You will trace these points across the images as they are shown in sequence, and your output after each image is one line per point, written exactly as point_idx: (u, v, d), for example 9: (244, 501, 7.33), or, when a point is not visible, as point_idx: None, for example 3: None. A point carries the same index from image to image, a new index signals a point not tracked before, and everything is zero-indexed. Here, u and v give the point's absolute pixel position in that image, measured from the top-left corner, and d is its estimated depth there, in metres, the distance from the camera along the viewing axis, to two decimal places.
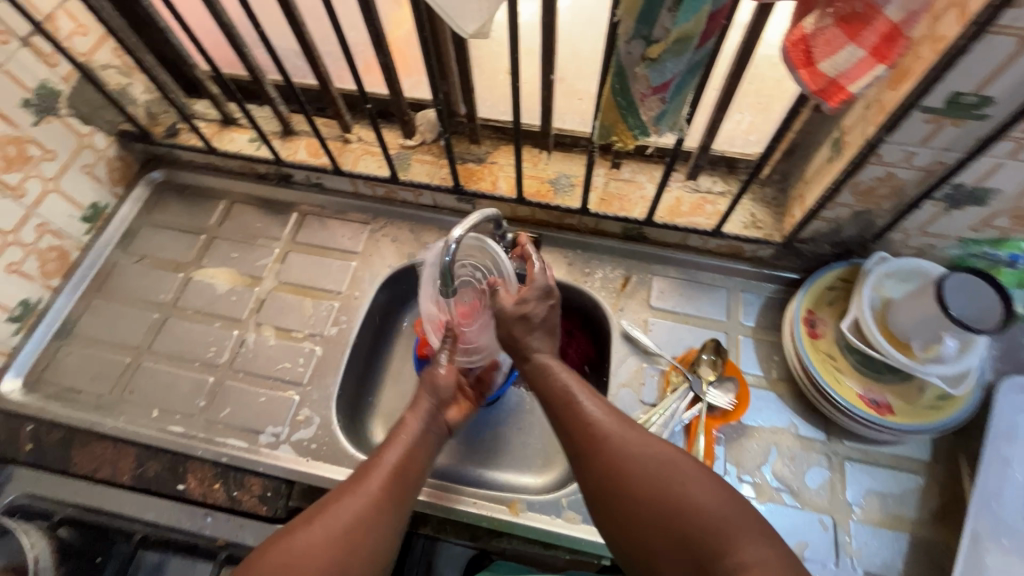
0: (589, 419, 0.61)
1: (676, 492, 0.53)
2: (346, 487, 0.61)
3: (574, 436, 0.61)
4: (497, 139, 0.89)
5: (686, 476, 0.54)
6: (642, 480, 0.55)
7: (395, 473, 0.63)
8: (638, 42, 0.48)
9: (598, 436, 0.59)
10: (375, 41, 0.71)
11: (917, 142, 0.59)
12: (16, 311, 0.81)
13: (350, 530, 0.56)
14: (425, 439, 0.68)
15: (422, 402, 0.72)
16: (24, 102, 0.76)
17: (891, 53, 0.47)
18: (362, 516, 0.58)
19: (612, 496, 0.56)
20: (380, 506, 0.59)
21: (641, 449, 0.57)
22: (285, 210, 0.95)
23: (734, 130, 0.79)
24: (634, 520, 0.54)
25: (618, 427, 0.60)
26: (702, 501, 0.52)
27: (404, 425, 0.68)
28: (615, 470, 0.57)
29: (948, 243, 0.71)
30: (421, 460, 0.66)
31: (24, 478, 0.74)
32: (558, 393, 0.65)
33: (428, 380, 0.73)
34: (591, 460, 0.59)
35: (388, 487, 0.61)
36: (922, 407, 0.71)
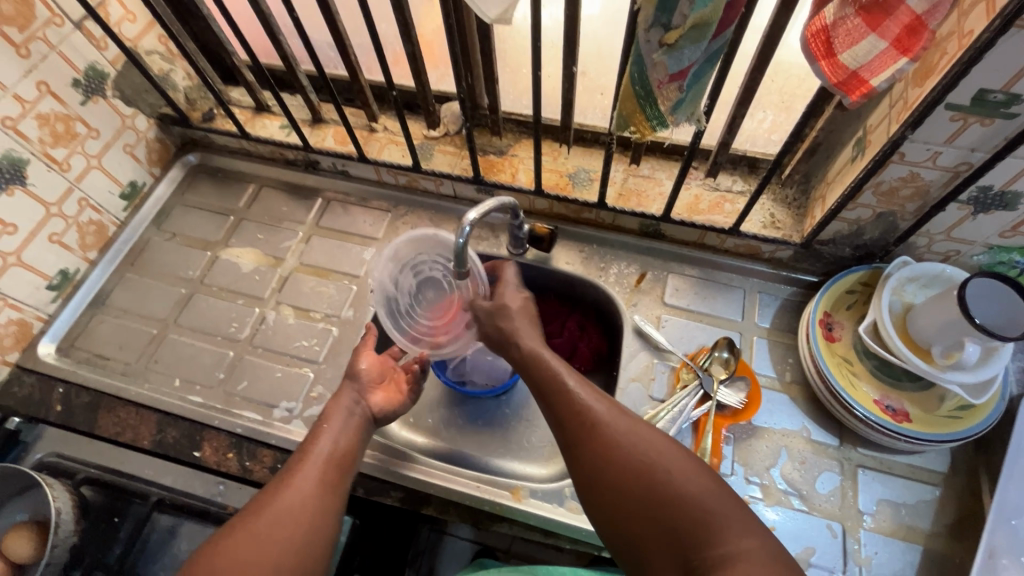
0: (579, 405, 0.59)
1: (667, 486, 0.52)
2: (275, 484, 0.58)
3: (565, 420, 0.59)
4: (519, 132, 0.91)
5: (673, 466, 0.53)
6: (633, 472, 0.54)
7: (328, 460, 0.61)
8: (657, 30, 0.48)
9: (589, 423, 0.58)
10: (404, 30, 0.73)
11: (942, 141, 0.58)
12: (55, 280, 0.85)
13: (283, 528, 0.54)
14: (353, 428, 0.66)
15: (343, 394, 0.69)
16: (74, 82, 0.81)
17: (914, 46, 0.47)
18: (296, 510, 0.56)
19: (603, 484, 0.55)
20: (312, 498, 0.57)
21: (634, 438, 0.56)
22: (311, 196, 0.98)
23: (757, 129, 0.79)
24: (625, 510, 0.53)
25: (609, 413, 0.58)
26: (693, 492, 0.52)
27: (327, 418, 0.66)
28: (606, 459, 0.55)
29: (975, 249, 0.69)
30: (352, 449, 0.64)
31: (52, 438, 0.78)
32: (547, 379, 0.62)
33: (351, 372, 0.72)
34: (583, 449, 0.57)
35: (320, 480, 0.59)
36: (941, 417, 0.68)
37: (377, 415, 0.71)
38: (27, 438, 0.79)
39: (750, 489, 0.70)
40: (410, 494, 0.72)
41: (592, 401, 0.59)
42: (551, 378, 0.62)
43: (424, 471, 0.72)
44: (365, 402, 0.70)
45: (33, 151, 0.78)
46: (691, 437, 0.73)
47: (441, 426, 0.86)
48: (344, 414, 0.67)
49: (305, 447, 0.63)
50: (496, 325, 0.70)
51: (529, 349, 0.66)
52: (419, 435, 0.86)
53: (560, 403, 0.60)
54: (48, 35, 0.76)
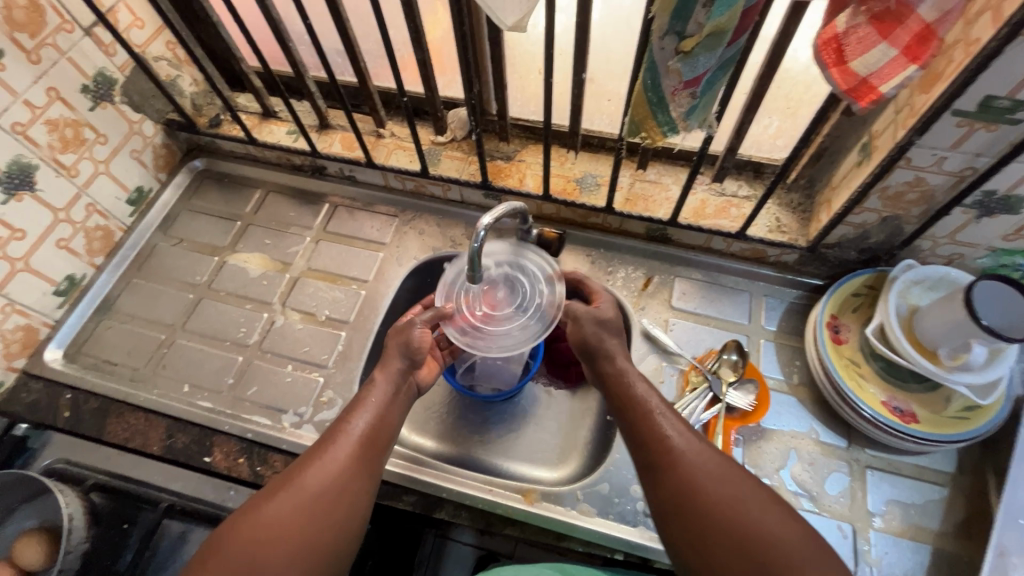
0: (662, 431, 0.60)
1: (751, 525, 0.53)
2: (313, 452, 0.58)
3: (649, 444, 0.60)
4: (526, 138, 0.91)
5: (759, 505, 0.54)
6: (721, 508, 0.55)
7: (363, 440, 0.60)
8: (671, 37, 0.49)
9: (673, 451, 0.58)
10: (414, 36, 0.73)
11: (947, 147, 0.59)
12: (61, 286, 0.85)
13: (318, 502, 0.55)
14: (394, 404, 0.65)
15: (393, 363, 0.67)
16: (83, 88, 0.81)
17: (923, 54, 0.47)
18: (332, 485, 0.56)
19: (687, 511, 0.56)
20: (347, 476, 0.57)
21: (718, 474, 0.57)
22: (317, 201, 0.98)
23: (762, 135, 0.80)
24: (705, 539, 0.54)
25: (692, 446, 0.59)
26: (777, 533, 0.53)
27: (372, 387, 0.65)
28: (690, 487, 0.56)
29: (978, 252, 0.70)
30: (389, 425, 0.63)
31: (61, 444, 0.78)
32: (633, 400, 0.64)
33: (405, 341, 0.68)
34: (666, 476, 0.58)
35: (354, 455, 0.59)
36: (947, 418, 0.69)
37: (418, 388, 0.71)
38: (34, 444, 0.78)
39: None
40: (422, 497, 0.72)
41: (675, 433, 0.60)
42: (633, 400, 0.64)
43: (437, 475, 0.72)
44: (413, 376, 0.69)
45: (41, 157, 0.77)
46: None
47: (449, 430, 0.86)
48: (388, 388, 0.65)
49: (344, 417, 0.62)
50: (594, 333, 0.70)
51: (616, 369, 0.67)
52: (428, 439, 0.86)
53: (643, 427, 0.61)
54: (59, 41, 0.76)
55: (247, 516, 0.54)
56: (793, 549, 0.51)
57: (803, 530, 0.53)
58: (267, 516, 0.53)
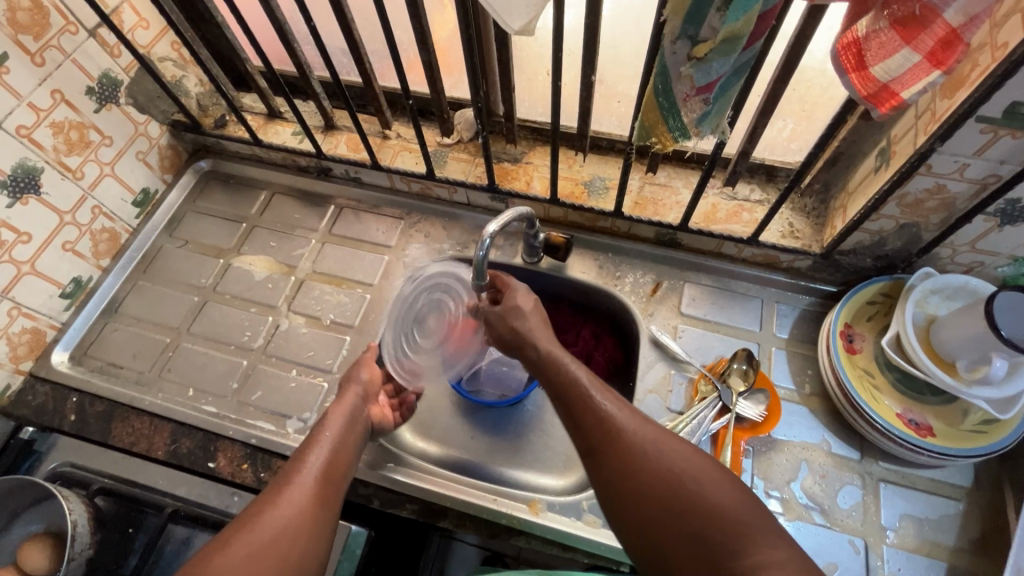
0: (598, 410, 0.54)
1: (696, 497, 0.48)
2: (270, 494, 0.56)
3: (587, 424, 0.54)
4: (533, 140, 0.90)
5: (706, 477, 0.49)
6: (664, 482, 0.49)
7: (320, 474, 0.60)
8: (683, 42, 0.48)
9: (614, 429, 0.53)
10: (420, 37, 0.72)
11: (970, 153, 0.57)
12: (68, 288, 0.85)
13: (279, 537, 0.52)
14: (347, 442, 0.65)
15: (347, 399, 0.70)
16: (88, 90, 0.80)
17: (947, 59, 0.46)
18: (296, 521, 0.54)
19: (628, 488, 0.50)
20: (310, 510, 0.56)
21: (662, 445, 0.51)
22: (322, 203, 0.98)
23: (776, 138, 0.78)
24: (650, 516, 0.48)
25: (634, 422, 0.53)
26: (727, 503, 0.47)
27: (324, 425, 0.66)
28: (630, 464, 0.51)
29: (999, 261, 0.68)
30: (344, 462, 0.63)
31: (67, 447, 0.77)
32: (569, 381, 0.58)
33: (353, 378, 0.74)
34: (606, 456, 0.52)
35: (316, 491, 0.58)
36: (964, 431, 0.68)
37: (373, 427, 0.74)
38: (40, 447, 0.77)
39: (770, 503, 0.69)
40: (426, 506, 0.72)
41: (615, 409, 0.54)
42: (570, 381, 0.58)
43: (441, 484, 0.71)
44: (366, 411, 0.72)
45: (47, 160, 0.77)
46: (710, 450, 0.73)
47: (454, 436, 0.85)
48: (342, 424, 0.67)
49: (301, 453, 0.62)
50: (511, 327, 0.68)
51: (547, 352, 0.63)
52: (433, 445, 0.85)
53: (581, 407, 0.56)
54: (63, 43, 0.75)
55: (201, 561, 0.49)
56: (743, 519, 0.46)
57: (754, 501, 0.48)
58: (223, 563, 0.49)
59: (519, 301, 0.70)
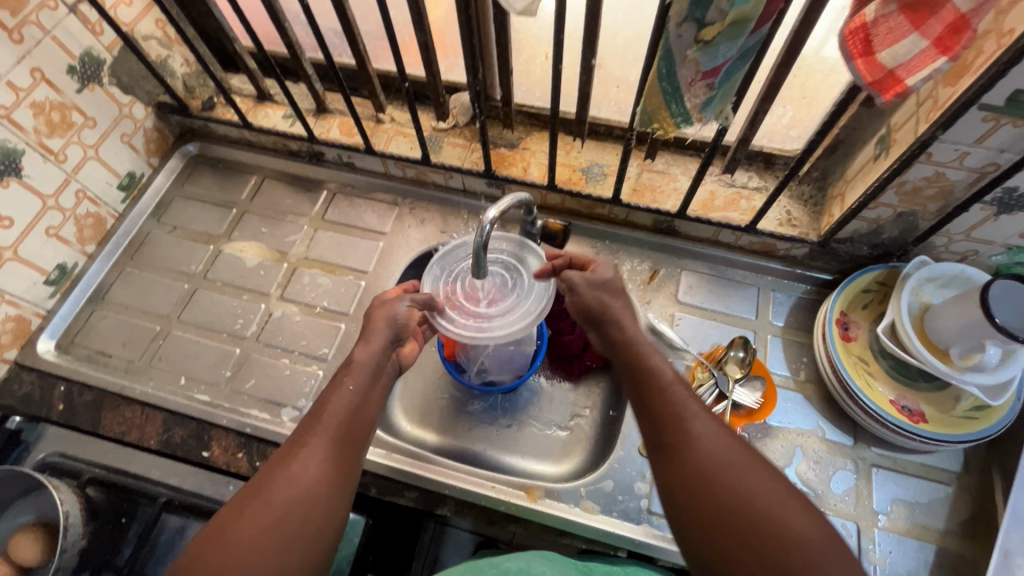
0: (675, 410, 0.56)
1: (765, 516, 0.47)
2: (286, 453, 0.55)
3: (664, 423, 0.56)
4: (530, 125, 0.89)
5: (779, 497, 0.49)
6: (734, 495, 0.49)
7: (337, 435, 0.56)
8: (689, 25, 0.47)
9: (689, 434, 0.54)
10: (416, 17, 0.69)
11: (970, 142, 0.57)
12: (52, 275, 0.83)
13: (292, 502, 0.51)
14: (367, 396, 0.61)
15: (375, 338, 0.64)
16: (69, 69, 0.77)
17: (955, 45, 0.45)
18: (310, 487, 0.52)
19: (697, 494, 0.51)
20: (323, 474, 0.54)
21: (732, 455, 0.52)
22: (314, 188, 0.96)
23: (775, 125, 0.78)
24: (716, 525, 0.49)
25: (709, 426, 0.54)
26: (799, 529, 0.47)
27: (349, 375, 0.60)
28: (701, 471, 0.51)
29: (994, 249, 0.68)
30: (363, 419, 0.60)
31: (56, 437, 0.76)
32: (650, 378, 0.59)
33: (387, 310, 0.66)
34: (677, 458, 0.53)
35: (331, 452, 0.55)
36: (956, 417, 0.69)
37: (401, 366, 0.69)
38: (28, 437, 0.75)
39: None
40: (424, 493, 0.71)
41: (694, 416, 0.55)
42: (650, 379, 0.59)
43: (440, 471, 0.71)
44: (396, 353, 0.68)
45: (27, 142, 0.74)
46: None
47: (451, 424, 0.85)
48: (364, 374, 0.61)
49: (319, 408, 0.58)
50: (598, 300, 0.66)
51: (631, 334, 0.63)
52: (429, 433, 0.85)
53: (656, 403, 0.57)
54: (42, 19, 0.72)
55: (222, 523, 0.50)
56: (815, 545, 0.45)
57: (830, 531, 0.47)
58: (240, 527, 0.49)
59: (603, 274, 0.67)
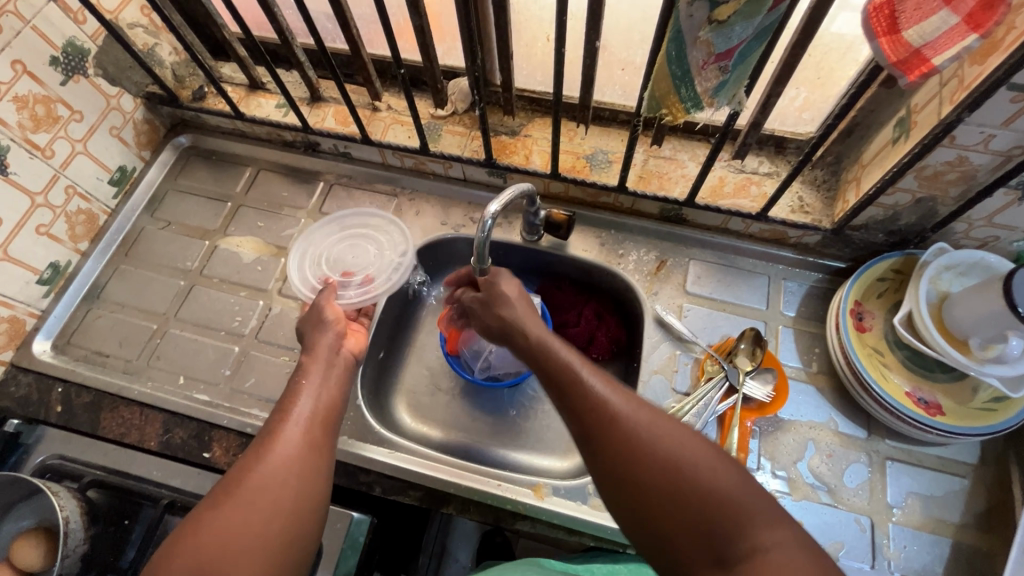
0: (592, 395, 0.53)
1: (693, 481, 0.46)
2: (258, 444, 0.54)
3: (581, 411, 0.53)
4: (532, 111, 0.86)
5: (705, 461, 0.47)
6: (660, 464, 0.47)
7: (307, 425, 0.57)
8: (701, 4, 0.44)
9: (609, 416, 0.51)
10: (410, 1, 0.66)
11: (998, 124, 0.54)
12: (45, 274, 0.81)
13: (265, 492, 0.50)
14: (334, 387, 0.62)
15: (322, 340, 0.66)
16: (52, 60, 0.74)
17: (987, 21, 0.42)
18: (283, 474, 0.51)
19: (624, 475, 0.48)
20: (298, 463, 0.53)
21: (657, 429, 0.50)
22: (311, 179, 0.93)
23: (788, 107, 0.74)
24: (648, 502, 0.47)
25: (629, 404, 0.52)
26: (728, 489, 0.45)
27: (305, 373, 0.62)
28: (627, 451, 0.49)
29: (1016, 235, 0.66)
30: (334, 408, 0.61)
31: (56, 439, 0.75)
32: (563, 370, 0.56)
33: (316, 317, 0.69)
34: (601, 443, 0.50)
35: (302, 440, 0.55)
36: (974, 409, 0.67)
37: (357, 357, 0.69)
38: (28, 440, 0.74)
39: (777, 484, 0.68)
40: (429, 492, 0.70)
41: (608, 393, 0.53)
42: (564, 370, 0.56)
43: (445, 470, 0.70)
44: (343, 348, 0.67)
45: (13, 137, 0.72)
46: (716, 432, 0.71)
47: (455, 420, 0.84)
48: (325, 367, 0.64)
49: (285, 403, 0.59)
50: (498, 317, 0.66)
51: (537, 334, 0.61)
52: (433, 429, 0.83)
53: (571, 390, 0.54)
54: (20, 9, 0.69)
55: (190, 525, 0.48)
56: (744, 503, 0.45)
57: (754, 484, 0.47)
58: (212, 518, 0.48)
59: (505, 290, 0.67)
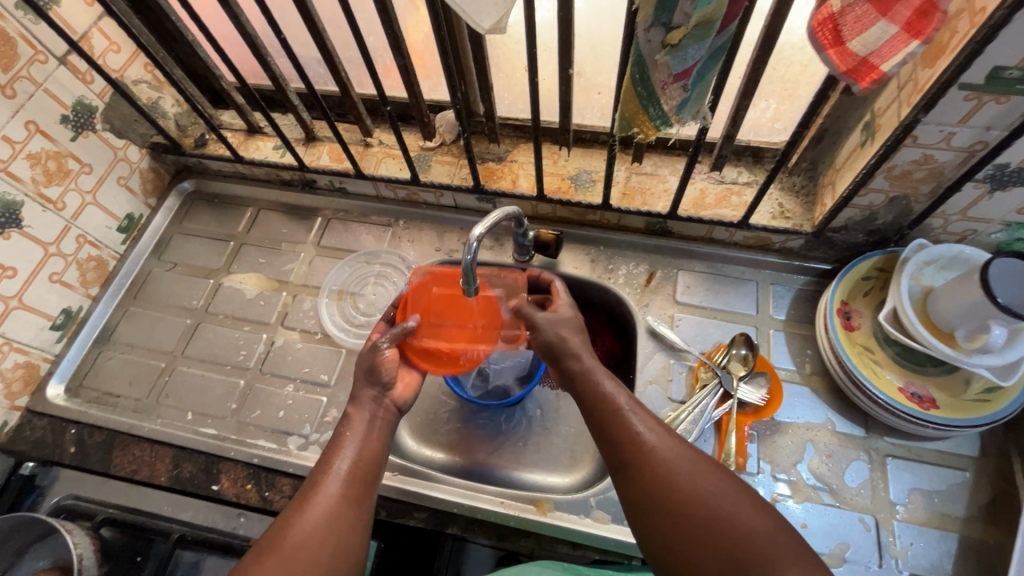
0: (635, 431, 0.55)
1: (731, 522, 0.48)
2: (298, 503, 0.54)
3: (619, 445, 0.55)
4: (516, 137, 0.89)
5: (739, 503, 0.49)
6: (700, 503, 0.49)
7: (349, 480, 0.56)
8: (657, 29, 0.47)
9: (648, 449, 0.53)
10: (393, 44, 0.70)
11: (955, 122, 0.56)
12: (58, 320, 0.84)
13: (307, 545, 0.50)
14: (375, 431, 0.62)
15: (364, 396, 0.64)
16: (62, 118, 0.79)
17: (926, 28, 0.45)
18: (323, 530, 0.52)
19: (662, 512, 0.50)
20: (337, 514, 0.53)
21: (695, 465, 0.52)
22: (309, 216, 0.97)
23: (760, 119, 0.79)
24: (678, 532, 0.49)
25: (670, 441, 0.54)
26: (761, 531, 0.47)
27: (349, 425, 0.61)
28: (666, 487, 0.51)
29: (992, 228, 0.67)
30: (375, 454, 0.60)
31: (69, 480, 0.78)
32: (604, 398, 0.59)
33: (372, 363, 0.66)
34: (640, 475, 0.52)
35: (343, 493, 0.55)
36: (967, 401, 0.67)
37: (399, 409, 0.66)
38: (43, 482, 0.78)
39: (778, 487, 0.69)
40: (434, 513, 0.71)
41: (649, 428, 0.55)
42: (604, 397, 0.59)
43: (447, 490, 0.71)
44: (388, 398, 0.65)
45: (26, 192, 0.76)
46: (714, 438, 0.72)
47: (457, 441, 0.85)
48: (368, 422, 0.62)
49: (327, 458, 0.58)
50: (558, 334, 0.67)
51: (586, 365, 0.63)
52: (437, 452, 0.84)
53: (613, 426, 0.56)
54: (33, 73, 0.74)
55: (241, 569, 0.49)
56: (771, 543, 0.46)
57: (784, 528, 0.49)
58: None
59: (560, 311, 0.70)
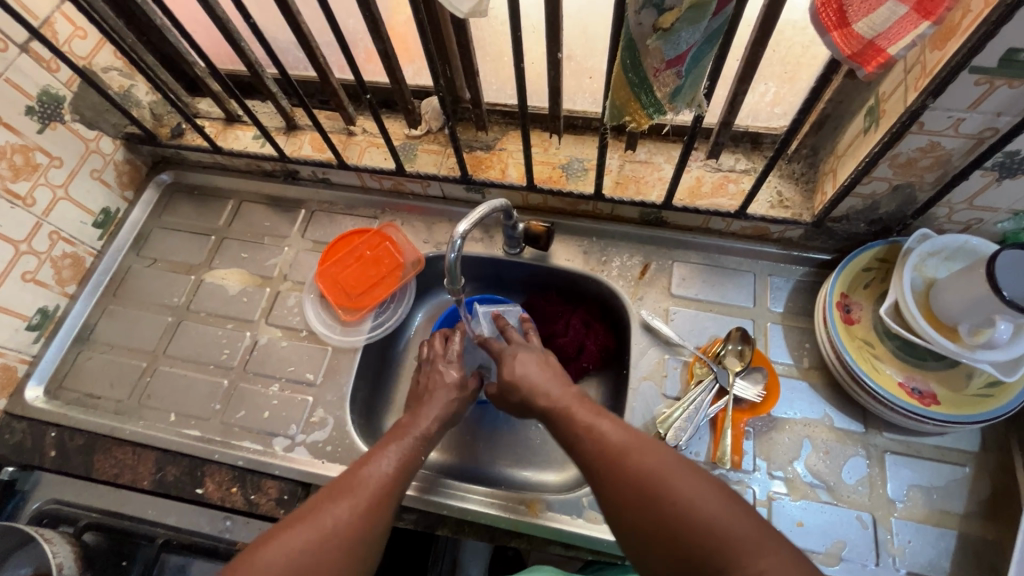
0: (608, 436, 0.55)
1: (695, 514, 0.47)
2: (318, 501, 0.55)
3: (590, 450, 0.56)
4: (505, 124, 0.86)
5: (704, 494, 0.48)
6: (665, 499, 0.49)
7: (377, 487, 0.58)
8: (648, 11, 0.43)
9: (616, 451, 0.54)
10: (372, 28, 0.66)
11: (965, 107, 0.53)
12: (33, 320, 0.81)
13: (329, 538, 0.52)
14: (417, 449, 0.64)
15: (442, 397, 0.71)
16: (28, 110, 0.75)
17: (937, 8, 0.42)
18: (342, 529, 0.52)
19: (630, 510, 0.50)
20: (362, 517, 0.54)
21: (667, 463, 0.52)
22: (292, 207, 0.93)
23: (759, 103, 0.75)
24: (649, 530, 0.48)
25: (640, 442, 0.54)
26: (724, 522, 0.46)
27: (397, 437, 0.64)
28: (631, 484, 0.51)
29: (999, 216, 0.65)
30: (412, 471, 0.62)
31: (48, 485, 0.77)
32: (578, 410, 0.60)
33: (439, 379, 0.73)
34: (609, 476, 0.53)
35: (371, 501, 0.56)
36: (968, 396, 0.66)
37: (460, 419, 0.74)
38: (23, 487, 0.77)
39: (775, 485, 0.67)
40: (423, 515, 0.70)
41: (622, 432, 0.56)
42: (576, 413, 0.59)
43: (435, 492, 0.69)
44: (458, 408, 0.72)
45: None
46: (709, 435, 0.70)
47: (449, 438, 0.83)
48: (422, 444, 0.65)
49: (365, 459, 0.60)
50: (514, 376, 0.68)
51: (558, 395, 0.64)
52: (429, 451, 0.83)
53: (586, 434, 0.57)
54: None
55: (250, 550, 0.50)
56: (738, 535, 0.45)
57: (752, 518, 0.47)
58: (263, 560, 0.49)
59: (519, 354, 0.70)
